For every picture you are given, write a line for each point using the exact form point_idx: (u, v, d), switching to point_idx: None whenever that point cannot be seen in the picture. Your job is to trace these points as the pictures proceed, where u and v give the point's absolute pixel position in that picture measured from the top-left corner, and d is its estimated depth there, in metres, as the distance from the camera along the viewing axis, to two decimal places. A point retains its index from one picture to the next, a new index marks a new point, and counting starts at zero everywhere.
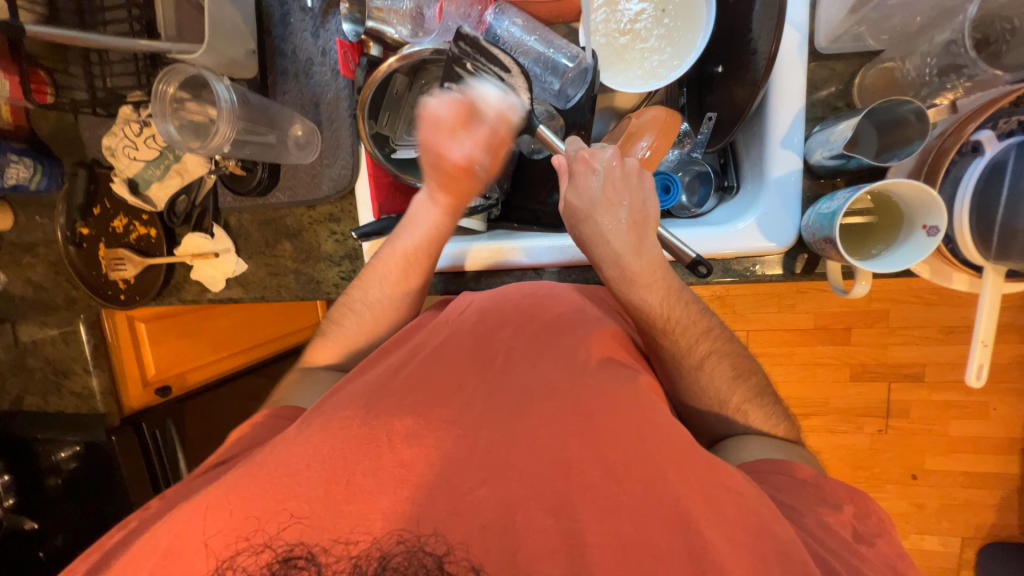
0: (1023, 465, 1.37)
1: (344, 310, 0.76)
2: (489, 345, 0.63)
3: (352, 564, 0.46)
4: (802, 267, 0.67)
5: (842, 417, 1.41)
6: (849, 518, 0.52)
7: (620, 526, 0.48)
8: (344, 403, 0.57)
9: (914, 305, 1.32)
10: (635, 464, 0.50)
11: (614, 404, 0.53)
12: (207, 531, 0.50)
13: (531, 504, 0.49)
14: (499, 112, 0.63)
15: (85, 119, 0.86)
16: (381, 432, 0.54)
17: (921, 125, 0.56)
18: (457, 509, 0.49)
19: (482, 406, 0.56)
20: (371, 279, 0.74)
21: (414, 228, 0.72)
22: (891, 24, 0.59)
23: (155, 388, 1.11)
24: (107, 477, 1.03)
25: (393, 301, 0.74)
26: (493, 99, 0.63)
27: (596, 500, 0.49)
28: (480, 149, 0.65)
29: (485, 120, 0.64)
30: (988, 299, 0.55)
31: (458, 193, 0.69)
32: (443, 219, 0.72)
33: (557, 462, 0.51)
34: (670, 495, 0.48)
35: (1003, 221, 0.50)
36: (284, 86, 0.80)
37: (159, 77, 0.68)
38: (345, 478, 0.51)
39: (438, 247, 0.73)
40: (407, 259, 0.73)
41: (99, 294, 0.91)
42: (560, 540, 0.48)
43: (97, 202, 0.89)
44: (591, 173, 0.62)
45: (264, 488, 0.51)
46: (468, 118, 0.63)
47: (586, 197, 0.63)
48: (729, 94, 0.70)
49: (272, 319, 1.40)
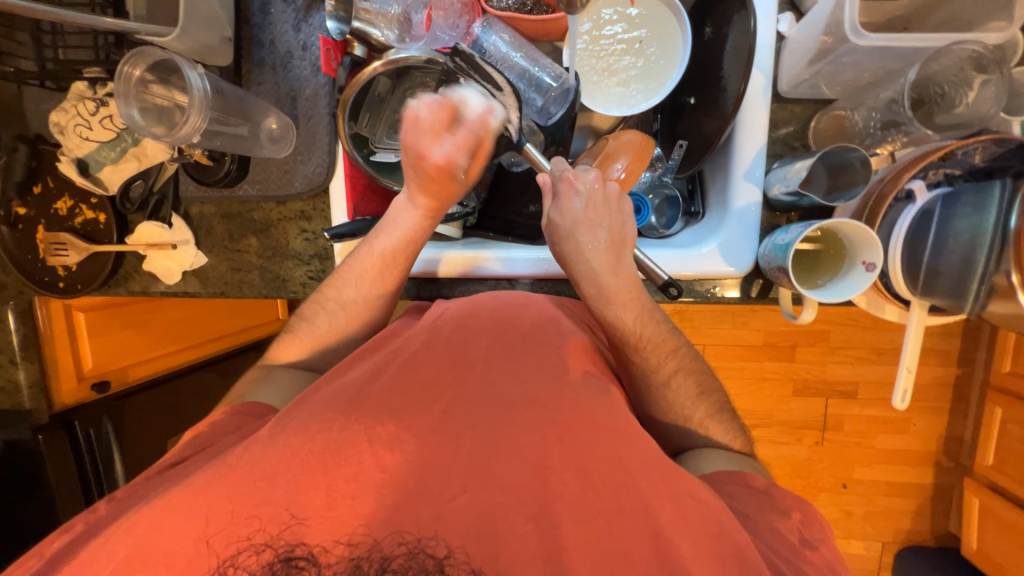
0: (936, 476, 1.52)
1: (316, 307, 0.74)
2: (466, 353, 0.63)
3: (352, 564, 0.47)
4: (756, 291, 0.73)
5: (785, 429, 1.51)
6: (797, 524, 0.56)
7: (594, 533, 0.49)
8: (318, 408, 0.56)
9: (850, 328, 1.44)
10: (609, 474, 0.52)
11: (588, 415, 0.55)
12: (172, 534, 0.48)
13: (512, 511, 0.50)
14: (479, 116, 0.64)
15: (30, 91, 0.80)
16: (359, 437, 0.53)
17: (864, 171, 0.62)
18: (440, 515, 0.50)
19: (461, 413, 0.57)
20: (345, 279, 0.72)
21: (392, 229, 0.71)
22: (844, 78, 0.64)
23: (91, 383, 1.02)
24: (32, 479, 0.94)
25: (367, 303, 0.73)
26: (474, 104, 0.64)
27: (573, 508, 0.50)
28: (461, 151, 0.65)
29: (467, 124, 0.65)
30: (913, 331, 0.61)
31: (438, 193, 0.69)
32: (423, 222, 0.71)
33: (536, 471, 0.52)
34: (641, 503, 0.50)
35: (930, 261, 0.57)
36: (259, 77, 0.77)
37: (125, 58, 0.64)
38: (326, 482, 0.51)
39: (415, 250, 0.71)
40: (382, 259, 0.71)
41: (34, 280, 0.83)
42: (540, 547, 0.49)
43: (38, 179, 0.82)
44: (574, 194, 0.65)
45: (234, 492, 0.50)
46: (450, 120, 0.64)
47: (569, 216, 0.65)
48: (698, 124, 0.74)
49: (228, 314, 1.34)
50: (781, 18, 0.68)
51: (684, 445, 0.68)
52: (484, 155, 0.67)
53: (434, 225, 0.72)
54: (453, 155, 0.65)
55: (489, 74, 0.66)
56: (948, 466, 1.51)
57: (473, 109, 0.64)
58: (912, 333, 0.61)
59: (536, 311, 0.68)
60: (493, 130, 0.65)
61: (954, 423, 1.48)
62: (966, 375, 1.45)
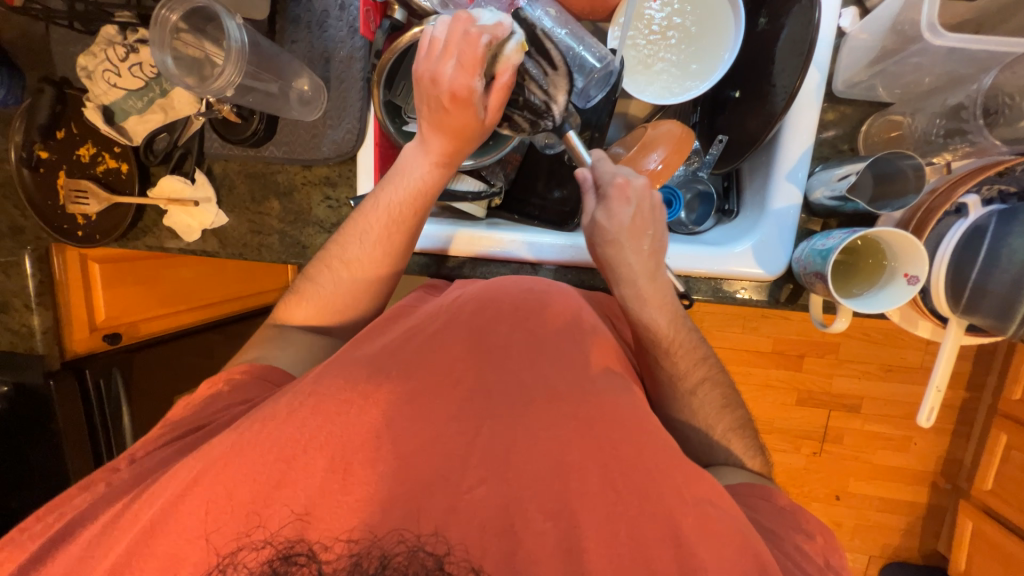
0: (932, 495, 1.52)
1: (321, 266, 0.73)
2: (486, 337, 0.62)
3: (352, 561, 0.46)
4: (786, 296, 0.71)
5: (785, 437, 1.51)
6: (821, 546, 0.56)
7: (614, 537, 0.49)
8: (334, 384, 0.54)
9: (860, 342, 1.42)
10: (633, 478, 0.51)
11: (612, 416, 0.54)
12: (186, 497, 0.48)
13: (531, 506, 0.50)
14: (494, 28, 0.56)
15: (57, 32, 0.78)
16: (380, 418, 0.53)
17: (919, 180, 0.60)
18: (457, 505, 0.49)
19: (481, 401, 0.56)
20: (353, 233, 0.71)
21: (404, 179, 0.68)
22: (904, 80, 0.62)
23: (103, 334, 1.02)
24: (38, 425, 0.94)
25: (374, 260, 0.71)
26: (488, 18, 0.57)
27: (592, 508, 0.50)
28: (472, 73, 0.58)
29: (484, 35, 0.56)
30: (948, 350, 0.60)
31: (453, 129, 0.63)
32: (436, 172, 0.68)
33: (555, 467, 0.51)
34: (663, 511, 0.49)
35: (977, 280, 0.54)
36: (293, 35, 0.74)
37: (163, 2, 0.62)
38: (345, 464, 0.50)
39: (426, 204, 0.69)
40: (393, 214, 0.69)
41: (53, 227, 0.82)
42: (557, 544, 0.48)
43: (62, 125, 0.81)
44: (624, 202, 0.62)
45: (254, 461, 0.50)
46: (463, 38, 0.57)
47: (616, 222, 0.63)
48: (742, 119, 0.72)
49: (238, 277, 1.34)
50: (844, 11, 0.64)
51: (700, 446, 0.68)
52: (503, 87, 0.60)
53: (446, 175, 0.69)
54: (463, 81, 0.58)
55: (546, 52, 0.64)
56: (944, 487, 1.51)
57: (482, 23, 0.57)
58: (947, 351, 0.60)
59: (561, 294, 0.66)
60: (515, 55, 0.58)
61: (954, 445, 1.48)
62: (972, 400, 1.43)
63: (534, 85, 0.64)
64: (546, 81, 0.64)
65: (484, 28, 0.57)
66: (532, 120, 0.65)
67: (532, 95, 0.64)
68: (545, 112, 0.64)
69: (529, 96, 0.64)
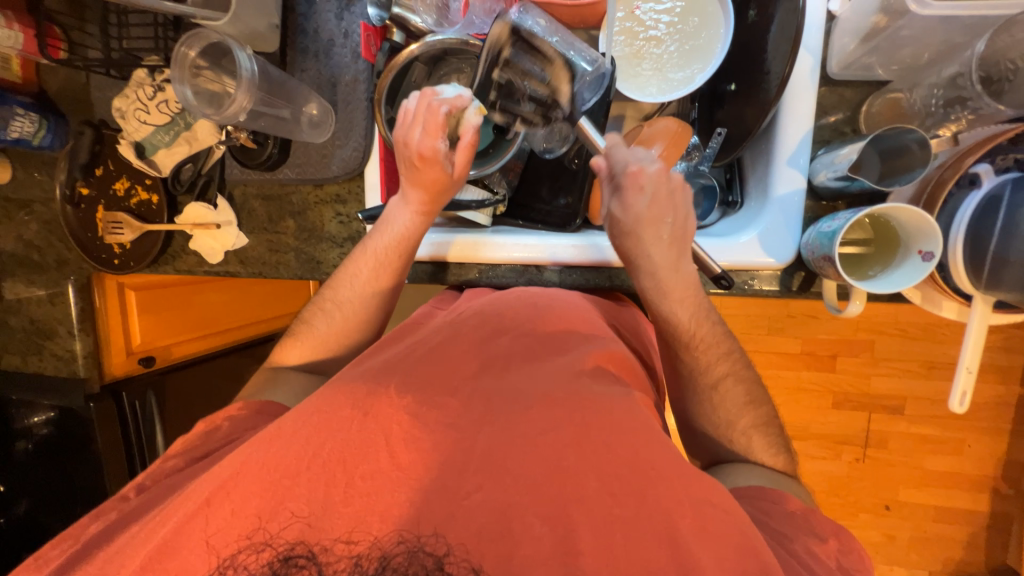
0: (993, 503, 1.40)
1: (316, 309, 0.76)
2: (486, 351, 0.62)
3: (352, 563, 0.47)
4: (798, 284, 0.69)
5: (823, 443, 1.43)
6: (836, 550, 0.53)
7: (612, 540, 0.48)
8: (338, 398, 0.55)
9: (896, 338, 1.35)
10: (632, 480, 0.50)
11: (612, 416, 0.53)
12: (195, 507, 0.50)
13: (528, 513, 0.49)
14: (452, 103, 0.63)
15: (97, 80, 0.86)
16: (380, 425, 0.53)
17: (924, 153, 0.58)
18: (454, 513, 0.49)
19: (480, 407, 0.56)
20: (344, 277, 0.74)
21: (387, 228, 0.72)
22: (902, 54, 0.61)
23: (138, 357, 1.08)
24: (81, 445, 1.00)
25: (362, 301, 0.74)
26: (448, 91, 0.63)
27: (591, 511, 0.49)
28: (437, 138, 0.64)
29: (443, 108, 0.63)
30: (976, 327, 0.57)
31: (425, 184, 0.68)
32: (416, 220, 0.71)
33: (555, 470, 0.51)
34: (663, 511, 0.48)
35: (997, 250, 0.53)
36: (303, 64, 0.80)
37: (182, 39, 0.68)
38: (344, 480, 0.51)
39: (411, 248, 0.72)
40: (379, 259, 0.72)
41: (93, 257, 0.90)
42: (555, 549, 0.47)
43: (101, 162, 0.89)
44: (638, 190, 0.61)
45: (258, 470, 0.51)
46: (427, 109, 0.63)
47: (633, 213, 0.62)
48: (740, 112, 0.71)
49: (261, 301, 1.39)
50: None
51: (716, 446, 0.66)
52: (467, 147, 0.66)
53: (428, 221, 0.73)
54: (428, 144, 0.64)
55: (539, 45, 0.67)
56: (1006, 493, 1.39)
57: (443, 95, 0.63)
58: (973, 330, 0.57)
59: (565, 306, 0.68)
60: (472, 121, 0.63)
61: (1014, 446, 1.36)
62: None
63: (535, 80, 0.68)
64: (545, 74, 0.68)
65: (444, 100, 0.63)
66: (543, 112, 0.70)
67: (536, 90, 0.69)
68: (553, 104, 0.69)
69: (533, 92, 0.69)
